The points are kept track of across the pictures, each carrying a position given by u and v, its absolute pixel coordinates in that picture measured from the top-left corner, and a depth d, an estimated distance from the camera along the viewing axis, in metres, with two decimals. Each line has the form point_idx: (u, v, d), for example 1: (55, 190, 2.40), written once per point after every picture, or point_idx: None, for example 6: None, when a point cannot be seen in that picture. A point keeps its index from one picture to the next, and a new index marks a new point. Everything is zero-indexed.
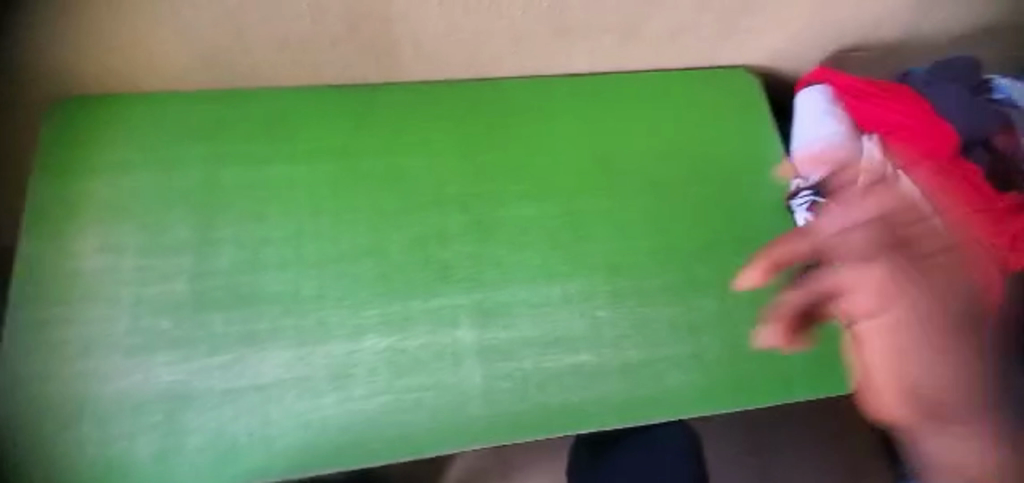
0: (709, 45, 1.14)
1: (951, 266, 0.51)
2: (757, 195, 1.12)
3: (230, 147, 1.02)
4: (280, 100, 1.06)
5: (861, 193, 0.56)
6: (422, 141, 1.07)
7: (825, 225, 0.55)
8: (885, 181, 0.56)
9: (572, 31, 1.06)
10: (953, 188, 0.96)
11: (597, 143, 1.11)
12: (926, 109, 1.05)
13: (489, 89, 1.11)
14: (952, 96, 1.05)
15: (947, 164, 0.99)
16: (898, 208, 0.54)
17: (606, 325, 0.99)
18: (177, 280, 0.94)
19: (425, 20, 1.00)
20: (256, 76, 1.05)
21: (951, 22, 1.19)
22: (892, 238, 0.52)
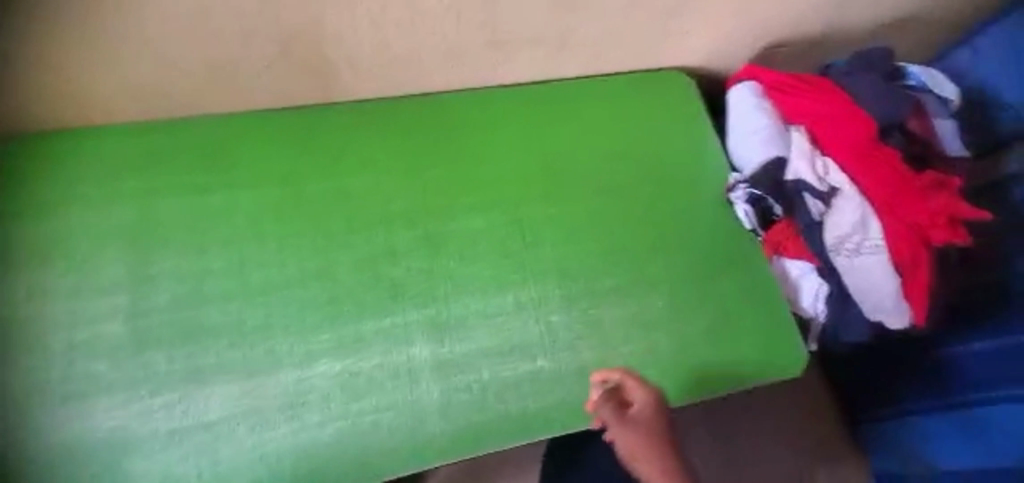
0: (640, 50, 1.16)
1: (670, 452, 0.88)
2: (699, 189, 1.15)
3: (163, 177, 0.99)
4: (214, 128, 1.03)
5: (621, 411, 0.88)
6: (366, 160, 1.06)
7: (614, 432, 0.88)
8: (632, 409, 0.88)
9: (509, 44, 1.06)
10: (869, 178, 1.04)
11: (539, 152, 1.12)
12: (843, 99, 1.10)
13: (429, 105, 1.11)
14: (867, 84, 1.10)
15: (866, 152, 1.06)
16: (649, 424, 0.88)
17: (561, 329, 1.00)
18: (112, 320, 0.90)
19: (359, 42, 0.98)
20: (190, 103, 1.01)
21: (867, 18, 1.24)
22: (648, 437, 0.87)
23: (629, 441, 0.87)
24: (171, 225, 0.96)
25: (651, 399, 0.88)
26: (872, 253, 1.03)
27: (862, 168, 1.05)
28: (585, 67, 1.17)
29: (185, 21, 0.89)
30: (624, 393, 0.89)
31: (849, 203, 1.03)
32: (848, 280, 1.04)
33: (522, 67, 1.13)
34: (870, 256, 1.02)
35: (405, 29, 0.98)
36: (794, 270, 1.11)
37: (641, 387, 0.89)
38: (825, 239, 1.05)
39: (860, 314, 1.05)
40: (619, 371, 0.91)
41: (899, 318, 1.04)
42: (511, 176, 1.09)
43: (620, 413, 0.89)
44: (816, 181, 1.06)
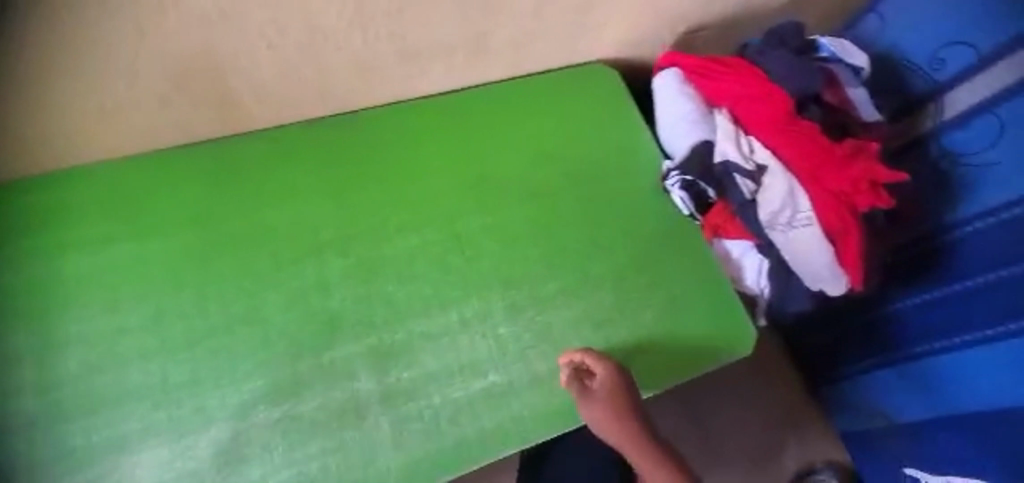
0: (558, 46, 1.14)
1: (639, 425, 0.97)
2: (634, 180, 1.15)
3: (63, 233, 0.92)
4: (114, 174, 0.95)
5: (586, 388, 0.93)
6: (287, 190, 1.00)
7: (586, 413, 0.93)
8: (595, 384, 0.93)
9: (421, 54, 1.02)
10: (796, 148, 1.04)
11: (468, 161, 1.09)
12: (759, 76, 1.11)
13: (346, 126, 1.06)
14: (779, 60, 1.11)
15: (786, 125, 1.05)
16: (613, 399, 0.93)
17: (510, 341, 0.97)
18: (22, 396, 0.84)
19: (258, 66, 0.92)
20: (82, 151, 0.93)
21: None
22: (615, 406, 0.93)
23: (600, 419, 0.93)
24: (79, 284, 0.89)
25: (612, 373, 0.93)
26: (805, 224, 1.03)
27: (785, 142, 1.05)
28: (505, 69, 1.14)
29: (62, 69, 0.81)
30: (589, 372, 0.93)
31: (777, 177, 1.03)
32: (786, 254, 1.05)
33: (440, 76, 1.09)
34: (803, 229, 1.03)
35: (310, 50, 0.93)
36: (735, 250, 1.14)
37: (600, 362, 0.93)
38: (760, 215, 1.05)
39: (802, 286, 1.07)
40: (581, 349, 0.95)
41: (835, 284, 1.05)
42: (440, 190, 1.06)
43: (585, 389, 0.93)
44: (743, 160, 1.06)
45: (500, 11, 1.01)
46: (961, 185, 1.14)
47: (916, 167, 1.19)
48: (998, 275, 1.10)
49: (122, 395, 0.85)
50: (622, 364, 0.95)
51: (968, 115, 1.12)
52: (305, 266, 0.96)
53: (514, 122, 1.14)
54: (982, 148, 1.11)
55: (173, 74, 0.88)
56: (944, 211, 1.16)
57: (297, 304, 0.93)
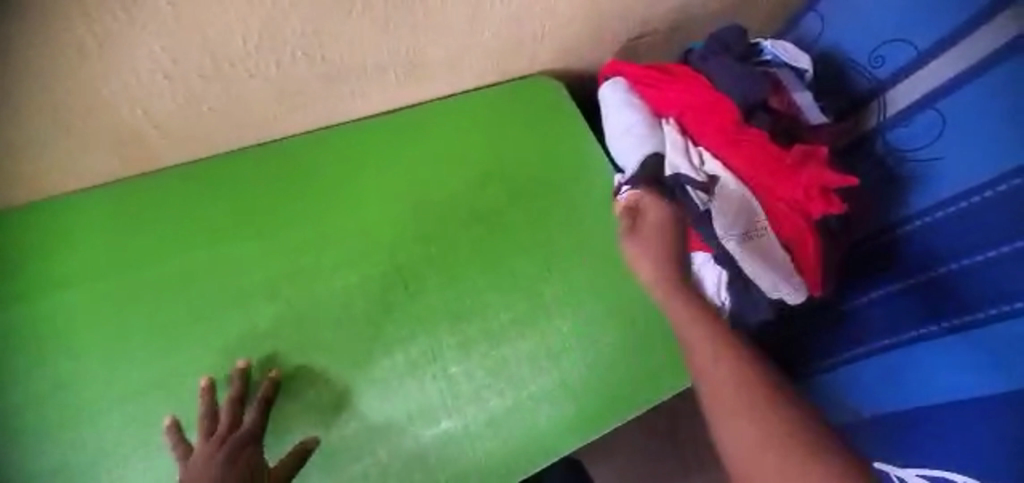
0: (493, 61, 1.08)
1: (685, 286, 0.95)
2: (585, 195, 1.08)
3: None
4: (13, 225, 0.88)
5: (634, 224, 1.00)
6: (205, 232, 0.92)
7: (631, 251, 0.98)
8: (647, 218, 0.99)
9: (344, 77, 0.94)
10: (743, 157, 1.01)
11: (406, 187, 1.02)
12: (703, 84, 1.08)
13: (270, 157, 0.98)
14: (722, 66, 1.08)
15: (734, 133, 1.02)
16: (659, 237, 0.97)
17: (462, 379, 0.90)
18: None
19: (156, 100, 0.83)
20: None
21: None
22: (662, 245, 0.97)
23: (642, 255, 0.97)
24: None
25: (662, 213, 0.99)
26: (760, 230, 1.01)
27: (734, 150, 1.02)
28: (441, 86, 1.07)
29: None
30: (642, 212, 1.00)
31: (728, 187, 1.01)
32: (744, 264, 1.01)
33: (370, 96, 1.01)
34: (761, 238, 1.00)
35: (215, 78, 0.84)
36: (694, 262, 1.08)
37: (654, 203, 1.00)
38: (715, 226, 1.01)
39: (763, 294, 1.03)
40: (638, 191, 1.02)
41: (794, 294, 1.02)
42: (378, 221, 0.98)
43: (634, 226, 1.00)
44: (694, 171, 1.02)
45: (426, 26, 0.94)
46: (910, 180, 1.13)
47: (863, 166, 1.19)
48: (949, 267, 1.07)
49: (56, 472, 0.81)
50: (682, 204, 1.01)
51: (910, 110, 1.13)
52: (234, 315, 0.89)
53: (455, 143, 1.07)
54: (932, 140, 1.09)
55: (59, 115, 0.79)
56: (895, 206, 1.15)
57: (229, 363, 0.87)
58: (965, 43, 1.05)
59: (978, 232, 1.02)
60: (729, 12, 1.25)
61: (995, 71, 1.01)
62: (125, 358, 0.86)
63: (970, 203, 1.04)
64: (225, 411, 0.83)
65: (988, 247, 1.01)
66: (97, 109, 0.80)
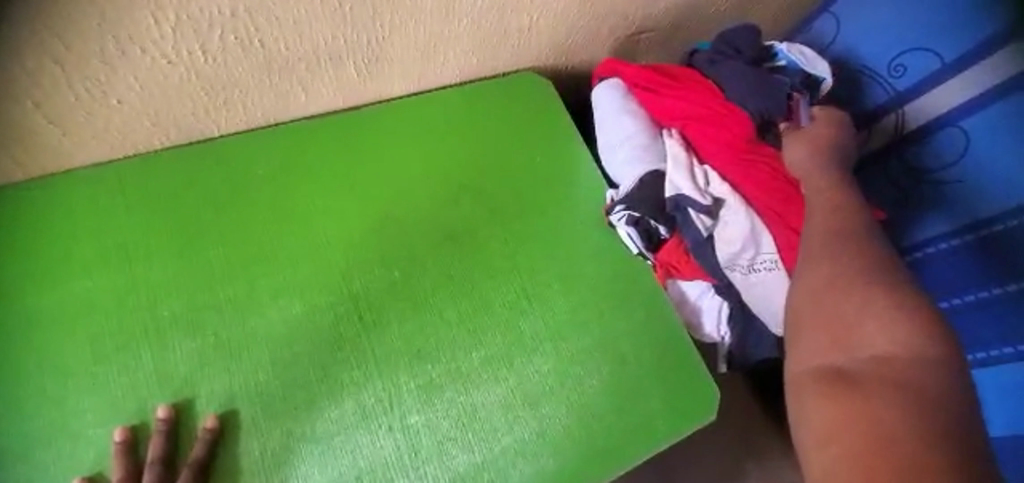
0: (470, 57, 0.95)
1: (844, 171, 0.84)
2: (571, 211, 0.95)
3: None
4: None
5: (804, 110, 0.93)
6: (120, 246, 0.80)
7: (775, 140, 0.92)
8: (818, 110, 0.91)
9: (295, 67, 0.82)
10: (755, 181, 0.87)
11: (366, 198, 0.89)
12: (712, 92, 0.95)
13: (205, 159, 0.85)
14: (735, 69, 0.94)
15: (745, 153, 0.89)
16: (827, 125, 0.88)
17: (423, 431, 0.77)
18: None
19: (53, 94, 0.70)
20: None
21: None
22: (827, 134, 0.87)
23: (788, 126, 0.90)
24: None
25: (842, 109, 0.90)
26: (773, 265, 0.85)
27: (743, 172, 0.88)
28: (407, 83, 0.94)
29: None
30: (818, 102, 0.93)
31: (737, 213, 0.86)
32: (750, 300, 0.86)
33: (323, 88, 0.87)
34: (767, 273, 0.85)
35: (122, 66, 0.71)
36: (691, 291, 0.93)
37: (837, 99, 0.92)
38: (720, 256, 0.86)
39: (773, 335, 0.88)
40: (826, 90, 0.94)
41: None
42: (328, 238, 0.85)
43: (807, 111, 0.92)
44: (698, 192, 0.87)
45: (388, 10, 0.81)
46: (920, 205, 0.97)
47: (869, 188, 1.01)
48: (965, 299, 0.94)
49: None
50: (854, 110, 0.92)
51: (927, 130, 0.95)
52: (154, 350, 0.76)
53: (421, 147, 0.93)
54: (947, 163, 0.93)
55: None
56: (907, 233, 0.98)
57: (142, 414, 0.73)
58: (994, 57, 0.87)
59: (1001, 264, 0.89)
60: (740, 11, 1.12)
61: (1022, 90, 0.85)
62: (21, 407, 0.72)
63: (992, 233, 0.89)
64: (149, 476, 0.70)
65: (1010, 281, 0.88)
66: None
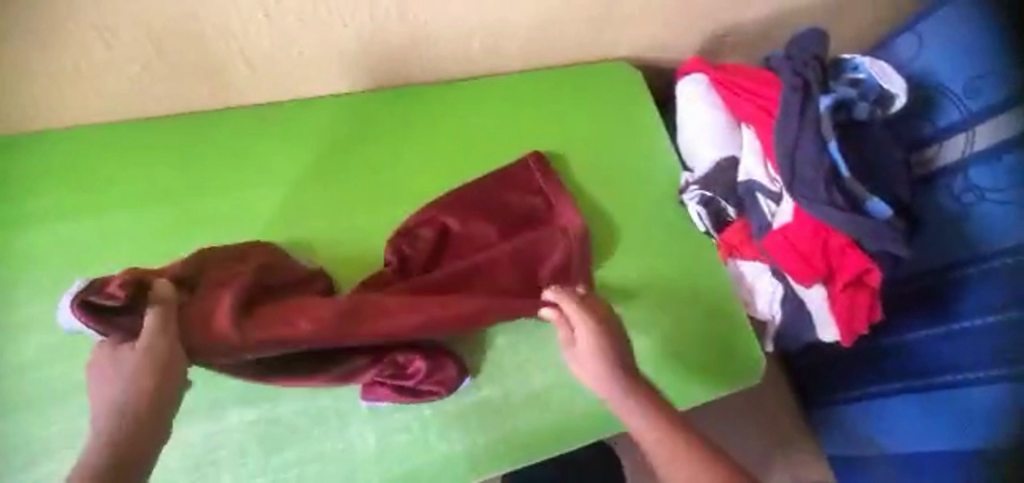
0: (581, 43, 1.09)
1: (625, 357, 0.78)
2: (653, 185, 1.08)
3: (50, 225, 0.92)
4: (98, 136, 0.95)
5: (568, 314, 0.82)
6: (274, 172, 0.98)
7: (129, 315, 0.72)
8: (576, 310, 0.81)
9: (436, 36, 0.98)
10: (810, 188, 0.95)
11: (471, 152, 1.04)
12: (770, 90, 1.05)
13: (335, 107, 1.01)
14: (794, 68, 1.02)
15: (788, 150, 0.97)
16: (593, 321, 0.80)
17: (507, 352, 0.90)
18: None
19: (256, 39, 0.88)
20: (81, 110, 0.92)
21: (821, 16, 1.19)
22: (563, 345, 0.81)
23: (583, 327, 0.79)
24: (41, 261, 0.91)
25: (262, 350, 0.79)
26: (810, 274, 0.97)
27: (791, 176, 0.96)
28: (520, 60, 1.08)
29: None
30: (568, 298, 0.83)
31: (783, 217, 0.99)
32: (799, 291, 1.00)
33: (452, 54, 1.02)
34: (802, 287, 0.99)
35: (311, 22, 0.88)
36: (747, 271, 1.06)
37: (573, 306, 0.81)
38: (777, 255, 0.99)
39: (818, 329, 1.01)
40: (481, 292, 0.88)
41: (828, 333, 1.00)
42: (447, 181, 1.01)
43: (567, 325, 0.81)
44: (770, 181, 1.01)
45: None
46: (946, 225, 1.02)
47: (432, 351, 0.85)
48: (973, 322, 1.01)
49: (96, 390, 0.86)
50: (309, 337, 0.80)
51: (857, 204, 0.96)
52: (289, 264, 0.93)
53: (488, 110, 1.06)
54: (991, 188, 0.97)
55: (144, 34, 0.83)
56: (956, 245, 1.01)
57: None
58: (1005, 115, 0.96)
59: (1015, 292, 0.96)
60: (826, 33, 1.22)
61: (1021, 151, 0.95)
62: None
63: (991, 267, 0.98)
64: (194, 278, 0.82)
65: (959, 318, 1.02)
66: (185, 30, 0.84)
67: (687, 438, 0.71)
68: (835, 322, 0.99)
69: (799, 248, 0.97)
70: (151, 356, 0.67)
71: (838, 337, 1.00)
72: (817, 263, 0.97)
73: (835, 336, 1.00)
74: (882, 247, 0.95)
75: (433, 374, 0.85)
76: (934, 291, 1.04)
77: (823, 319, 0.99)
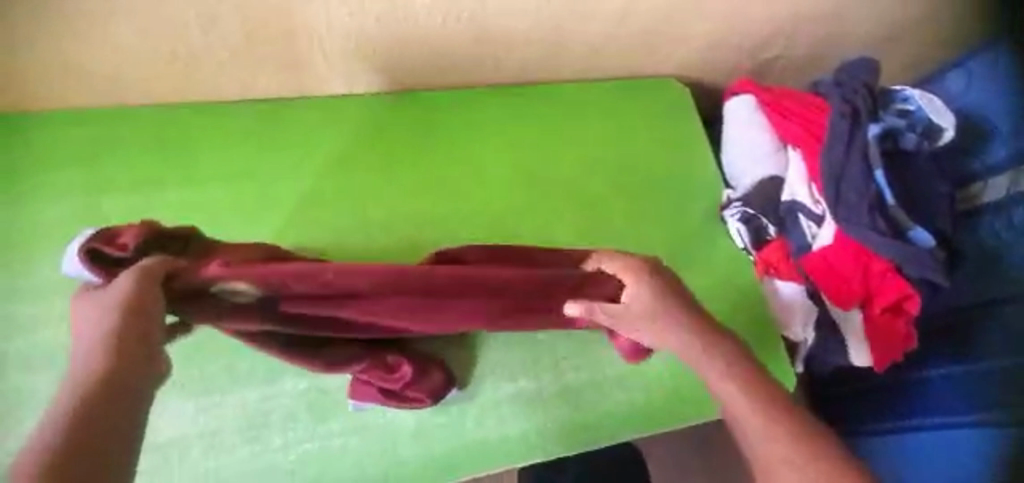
0: (636, 56, 1.13)
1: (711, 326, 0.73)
2: (695, 200, 1.10)
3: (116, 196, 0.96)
4: (169, 114, 0.99)
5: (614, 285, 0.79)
6: (334, 159, 1.02)
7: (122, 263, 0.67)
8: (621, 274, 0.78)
9: (500, 42, 1.03)
10: (856, 213, 0.97)
11: (523, 155, 1.08)
12: (818, 116, 1.07)
13: (397, 104, 1.06)
14: (844, 96, 1.04)
15: (835, 174, 0.99)
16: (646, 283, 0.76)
17: (545, 347, 0.93)
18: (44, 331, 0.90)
19: (337, 35, 0.94)
20: (161, 89, 0.96)
21: (869, 46, 1.21)
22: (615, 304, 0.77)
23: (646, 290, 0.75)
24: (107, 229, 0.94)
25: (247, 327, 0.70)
26: (849, 298, 0.99)
27: (839, 200, 0.98)
28: (575, 71, 1.12)
29: (106, 6, 0.82)
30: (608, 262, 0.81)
31: (825, 239, 1.00)
32: (835, 313, 1.01)
33: (511, 60, 1.07)
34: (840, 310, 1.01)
35: (388, 22, 0.94)
36: (784, 291, 1.04)
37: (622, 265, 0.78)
38: (818, 278, 1.01)
39: (851, 353, 1.02)
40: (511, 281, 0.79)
41: (862, 358, 1.01)
42: (496, 180, 1.05)
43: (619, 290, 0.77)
44: (813, 203, 1.03)
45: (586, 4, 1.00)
46: (985, 260, 1.03)
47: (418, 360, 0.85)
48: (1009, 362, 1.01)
49: None
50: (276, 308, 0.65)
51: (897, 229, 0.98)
52: (326, 252, 0.96)
53: (541, 116, 1.10)
54: None
55: (239, 25, 0.88)
56: (993, 283, 1.03)
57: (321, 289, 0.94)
58: None
59: None
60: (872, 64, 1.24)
61: None
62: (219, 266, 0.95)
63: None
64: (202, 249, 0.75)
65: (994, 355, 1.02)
66: (277, 20, 0.89)
67: (795, 427, 0.63)
68: (871, 348, 1.01)
69: (840, 272, 0.99)
70: (127, 293, 0.55)
71: (872, 364, 1.01)
72: (857, 288, 0.99)
73: (869, 361, 1.01)
74: (923, 276, 0.97)
75: (417, 383, 0.84)
76: (970, 327, 1.05)
77: (858, 344, 1.01)
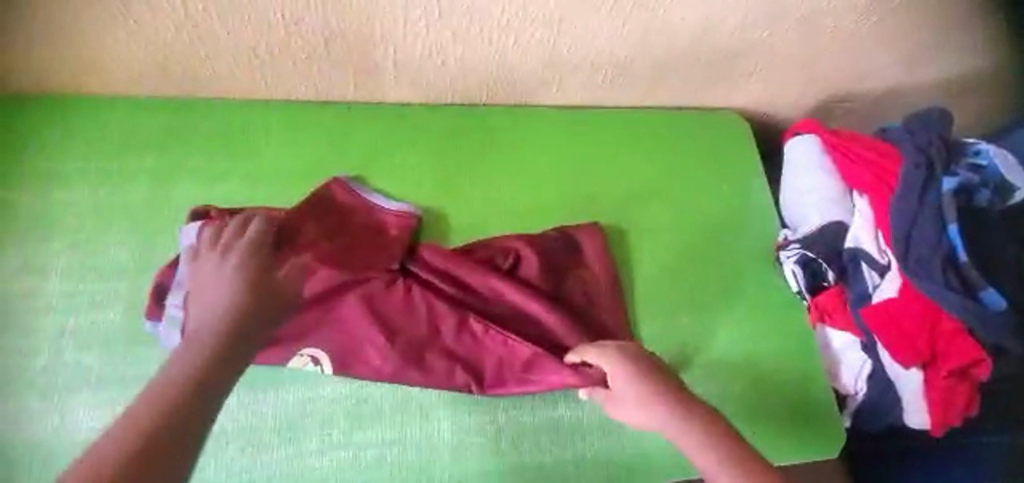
0: (700, 89, 1.12)
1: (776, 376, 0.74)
2: (751, 239, 1.06)
3: (184, 182, 0.96)
4: (243, 112, 1.00)
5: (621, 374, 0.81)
6: (393, 164, 1.01)
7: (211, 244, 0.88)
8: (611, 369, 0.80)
9: (567, 65, 1.04)
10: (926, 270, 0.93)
11: (579, 176, 1.05)
12: (889, 163, 1.03)
13: (459, 116, 1.05)
14: (919, 144, 1.00)
15: (907, 224, 0.96)
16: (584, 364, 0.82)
17: None
18: (108, 309, 0.88)
19: (411, 44, 0.96)
20: (241, 85, 1.00)
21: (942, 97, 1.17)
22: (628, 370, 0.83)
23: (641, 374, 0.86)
24: (175, 212, 0.94)
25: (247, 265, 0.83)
26: (912, 357, 0.93)
27: (908, 255, 0.95)
28: (639, 96, 1.11)
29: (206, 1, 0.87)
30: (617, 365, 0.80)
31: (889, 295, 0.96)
32: (891, 370, 0.96)
33: (574, 83, 1.07)
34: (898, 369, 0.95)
35: (461, 37, 0.97)
36: (836, 341, 1.01)
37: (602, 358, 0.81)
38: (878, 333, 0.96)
39: (910, 414, 0.95)
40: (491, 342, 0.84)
41: (921, 421, 0.95)
42: (553, 198, 1.03)
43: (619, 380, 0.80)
44: (876, 252, 0.99)
45: (652, 31, 1.01)
46: None
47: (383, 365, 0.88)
48: None
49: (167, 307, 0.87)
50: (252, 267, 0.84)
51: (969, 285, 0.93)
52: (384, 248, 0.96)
53: (590, 134, 1.08)
54: None
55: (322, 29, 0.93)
56: None
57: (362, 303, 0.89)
58: None
59: None
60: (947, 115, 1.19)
61: None
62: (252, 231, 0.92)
63: None
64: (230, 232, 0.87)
65: None
66: (356, 23, 0.93)
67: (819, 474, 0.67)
68: (932, 412, 0.94)
69: (903, 329, 0.94)
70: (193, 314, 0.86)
71: (931, 429, 0.95)
72: (921, 347, 0.93)
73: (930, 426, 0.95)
74: (996, 338, 0.92)
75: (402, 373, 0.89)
76: None
77: (918, 406, 0.94)
